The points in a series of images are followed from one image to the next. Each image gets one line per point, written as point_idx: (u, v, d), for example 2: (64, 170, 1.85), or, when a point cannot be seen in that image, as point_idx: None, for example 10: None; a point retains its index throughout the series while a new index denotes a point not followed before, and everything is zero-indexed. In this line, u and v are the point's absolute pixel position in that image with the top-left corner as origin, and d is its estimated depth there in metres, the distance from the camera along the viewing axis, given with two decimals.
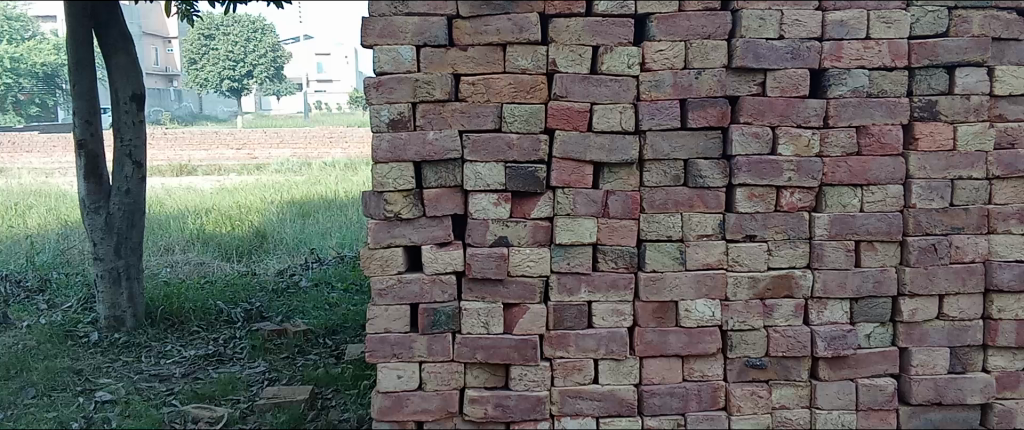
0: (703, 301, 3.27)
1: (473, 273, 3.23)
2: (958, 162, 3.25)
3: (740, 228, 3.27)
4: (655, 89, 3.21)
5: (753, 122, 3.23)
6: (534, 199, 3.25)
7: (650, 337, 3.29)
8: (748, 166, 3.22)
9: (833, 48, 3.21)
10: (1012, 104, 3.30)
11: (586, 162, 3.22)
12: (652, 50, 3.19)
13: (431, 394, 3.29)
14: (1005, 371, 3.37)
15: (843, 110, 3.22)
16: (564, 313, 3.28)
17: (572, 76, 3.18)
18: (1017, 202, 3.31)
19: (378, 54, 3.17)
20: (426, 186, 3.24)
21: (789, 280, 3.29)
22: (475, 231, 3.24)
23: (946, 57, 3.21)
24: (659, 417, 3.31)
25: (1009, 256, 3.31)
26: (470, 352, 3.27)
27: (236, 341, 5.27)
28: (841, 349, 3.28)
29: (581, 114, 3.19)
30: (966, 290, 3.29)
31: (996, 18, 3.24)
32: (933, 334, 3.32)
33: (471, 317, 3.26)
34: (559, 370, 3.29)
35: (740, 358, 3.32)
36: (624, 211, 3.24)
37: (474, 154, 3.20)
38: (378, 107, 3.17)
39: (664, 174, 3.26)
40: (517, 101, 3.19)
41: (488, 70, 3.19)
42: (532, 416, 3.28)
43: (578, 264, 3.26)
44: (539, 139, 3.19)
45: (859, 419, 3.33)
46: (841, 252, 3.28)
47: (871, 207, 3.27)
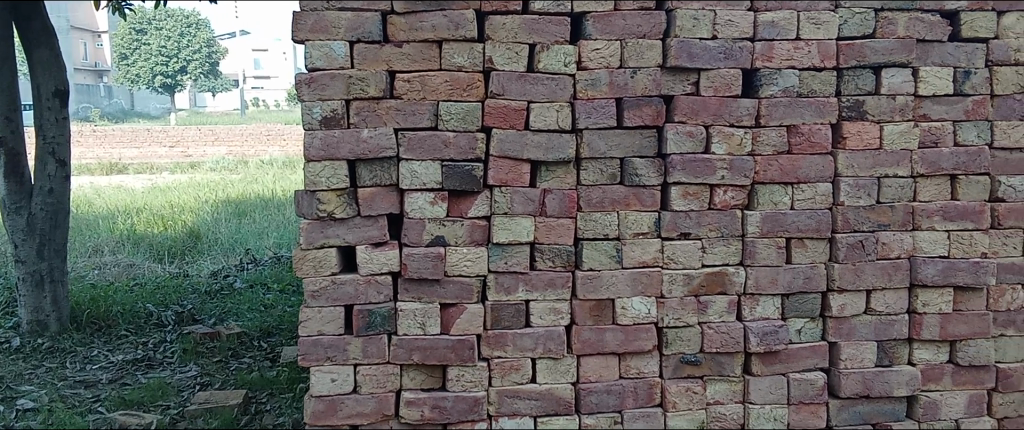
0: (639, 299, 3.29)
1: (409, 273, 3.18)
2: (884, 161, 3.34)
3: (675, 226, 3.29)
4: (591, 88, 3.21)
5: (687, 121, 3.26)
6: (471, 198, 3.22)
7: (587, 336, 3.29)
8: (682, 165, 3.25)
9: (764, 48, 3.26)
10: (936, 104, 3.37)
11: (523, 161, 3.21)
12: (588, 49, 3.20)
13: (366, 397, 3.23)
14: (929, 363, 3.45)
15: (774, 110, 3.28)
16: (502, 313, 3.25)
17: (508, 74, 3.15)
18: (939, 199, 3.40)
19: (309, 50, 3.09)
20: (360, 185, 3.17)
21: (722, 277, 3.33)
22: (410, 231, 3.19)
23: (873, 58, 3.29)
24: (596, 415, 3.31)
25: (933, 252, 3.39)
26: (406, 353, 3.22)
27: (166, 345, 5.10)
28: (772, 344, 3.33)
29: (518, 113, 3.17)
30: (892, 285, 3.37)
31: (921, 20, 3.32)
32: (860, 328, 3.40)
33: (407, 318, 3.22)
34: (496, 370, 3.26)
35: (676, 355, 3.35)
36: (561, 209, 3.24)
37: (410, 153, 3.15)
38: (310, 104, 3.10)
39: (600, 173, 3.26)
40: (453, 99, 3.16)
41: (424, 67, 3.15)
42: (470, 416, 3.25)
43: (515, 263, 3.24)
44: (476, 137, 3.17)
45: (791, 412, 3.39)
46: (773, 249, 3.34)
47: (802, 205, 3.34)
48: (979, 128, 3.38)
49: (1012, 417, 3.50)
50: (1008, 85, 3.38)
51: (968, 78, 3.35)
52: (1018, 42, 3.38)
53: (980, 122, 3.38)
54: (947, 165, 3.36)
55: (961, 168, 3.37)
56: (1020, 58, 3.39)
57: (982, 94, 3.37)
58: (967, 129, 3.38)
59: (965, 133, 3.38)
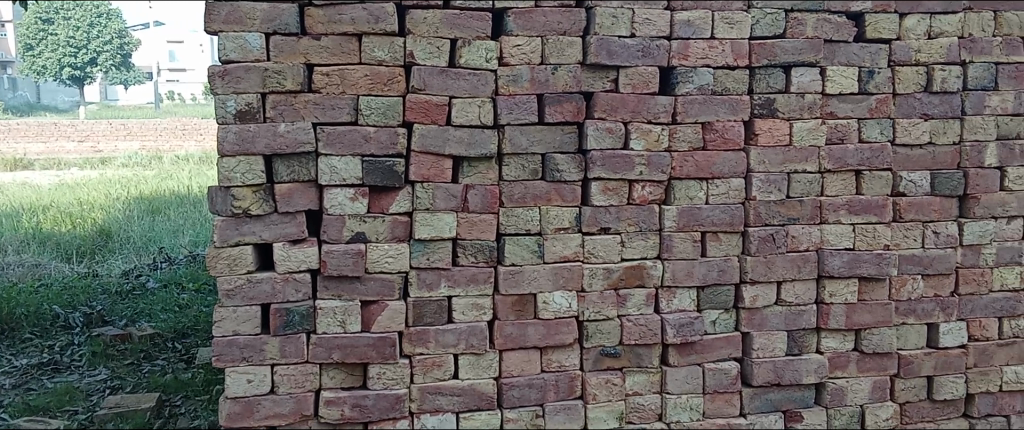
0: (561, 293, 3.32)
1: (328, 270, 3.13)
2: (794, 157, 3.45)
3: (596, 220, 3.34)
4: (513, 84, 3.22)
5: (607, 118, 3.31)
6: (392, 194, 3.19)
7: (509, 331, 3.30)
8: (603, 161, 3.29)
9: (681, 47, 3.34)
10: (842, 102, 3.50)
11: (445, 156, 3.19)
12: (509, 45, 3.21)
13: (283, 398, 3.16)
14: (836, 351, 3.58)
15: (690, 107, 3.36)
16: (424, 309, 3.23)
17: (430, 69, 3.14)
18: (846, 194, 3.53)
19: (223, 42, 3.02)
20: (277, 180, 3.11)
21: (640, 271, 3.39)
22: (330, 228, 3.14)
23: (784, 57, 3.40)
24: (517, 410, 3.32)
25: (839, 244, 3.52)
26: (326, 352, 3.17)
27: (74, 348, 4.88)
28: (688, 335, 3.41)
29: (440, 108, 3.16)
30: (801, 277, 3.50)
31: (828, 21, 3.45)
32: (772, 318, 3.51)
33: (326, 316, 3.16)
34: (417, 367, 3.24)
35: (596, 348, 3.39)
36: (483, 205, 3.24)
37: (328, 148, 3.10)
38: (223, 97, 3.02)
39: (522, 168, 3.28)
40: (374, 94, 3.12)
41: (343, 60, 3.10)
42: (391, 415, 3.22)
43: (437, 259, 3.23)
44: (397, 131, 3.13)
45: (706, 401, 3.48)
46: (689, 242, 3.42)
47: (716, 200, 3.43)
48: (882, 126, 3.53)
49: (914, 402, 3.65)
50: (909, 84, 3.54)
51: (872, 78, 3.50)
52: (918, 43, 3.54)
53: (882, 120, 3.53)
54: (852, 161, 3.50)
55: (865, 163, 3.52)
56: (921, 58, 3.54)
57: (885, 93, 3.52)
58: (871, 127, 3.53)
59: (869, 131, 3.53)
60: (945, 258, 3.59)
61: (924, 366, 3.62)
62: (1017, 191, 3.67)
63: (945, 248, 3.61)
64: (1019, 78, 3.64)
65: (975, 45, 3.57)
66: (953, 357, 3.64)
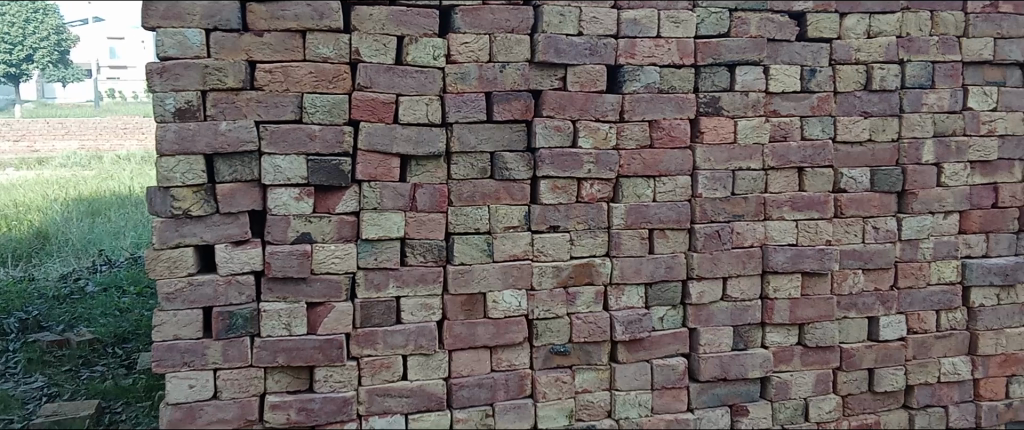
0: (510, 292, 3.31)
1: (273, 272, 3.07)
2: (738, 155, 3.50)
3: (545, 219, 3.33)
4: (460, 82, 3.20)
5: (555, 116, 3.30)
6: (338, 193, 3.13)
7: (458, 330, 3.28)
8: (551, 159, 3.28)
9: (628, 45, 3.36)
10: (785, 101, 3.56)
11: (392, 155, 3.15)
12: (457, 43, 3.19)
13: (226, 403, 3.09)
14: (781, 346, 3.64)
15: (638, 105, 3.38)
16: (372, 310, 3.19)
17: (376, 67, 3.10)
18: (789, 191, 3.60)
19: (161, 37, 2.93)
20: (218, 180, 3.03)
21: (589, 268, 3.40)
22: (275, 228, 3.08)
23: (728, 56, 3.45)
24: (467, 410, 3.30)
25: (783, 240, 3.58)
26: (271, 355, 3.10)
27: (8, 355, 4.71)
28: (637, 332, 3.43)
29: (387, 106, 3.12)
30: (746, 272, 3.55)
31: (771, 20, 3.51)
32: (718, 314, 3.55)
33: (271, 319, 3.09)
34: (365, 369, 3.20)
35: (546, 346, 3.39)
36: (432, 204, 3.20)
37: (272, 147, 3.03)
38: (162, 95, 2.93)
39: (471, 167, 3.26)
40: (319, 91, 3.06)
41: (286, 57, 3.04)
42: (338, 418, 3.17)
43: (385, 259, 3.18)
44: (342, 130, 3.09)
45: (654, 397, 3.50)
46: (637, 240, 3.44)
47: (663, 197, 3.45)
48: (824, 124, 3.60)
49: (856, 394, 3.73)
50: (849, 83, 3.62)
51: (813, 76, 3.57)
52: (857, 42, 3.62)
53: (824, 118, 3.60)
54: (795, 158, 3.57)
55: (807, 161, 3.58)
56: (860, 57, 3.62)
57: (826, 91, 3.59)
58: (813, 125, 3.59)
59: (811, 129, 3.59)
60: (884, 253, 3.68)
61: (865, 358, 3.70)
62: (953, 187, 3.76)
63: (884, 243, 3.70)
64: (954, 77, 3.73)
65: (913, 45, 3.66)
66: (893, 349, 3.73)
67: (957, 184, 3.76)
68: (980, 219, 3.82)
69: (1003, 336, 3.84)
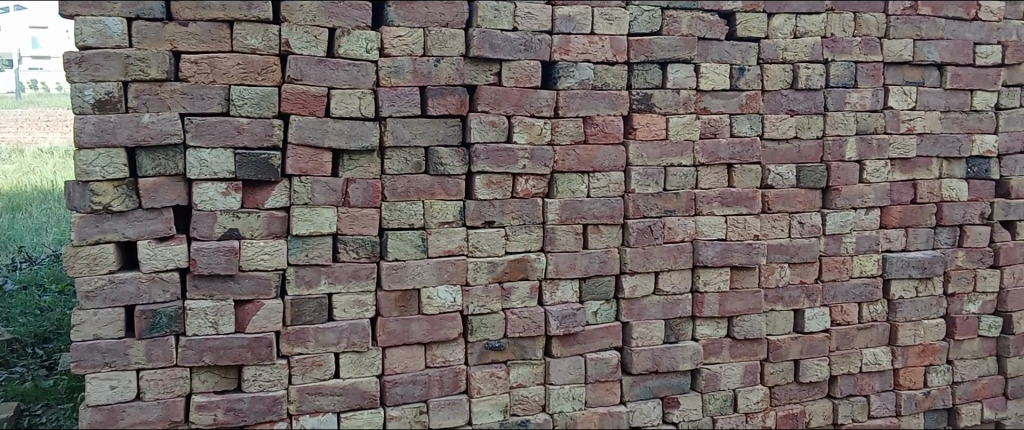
0: (445, 288, 3.29)
1: (198, 269, 2.98)
2: (670, 151, 3.55)
3: (479, 214, 3.32)
4: (394, 76, 3.16)
5: (490, 111, 3.30)
6: (267, 188, 3.06)
7: (391, 327, 3.24)
8: (486, 154, 3.27)
9: (562, 42, 3.37)
10: (715, 98, 3.63)
11: (324, 149, 3.10)
12: (390, 36, 3.15)
13: (150, 404, 3.00)
14: (711, 338, 3.72)
15: (572, 101, 3.40)
16: (303, 307, 3.13)
17: (306, 59, 3.04)
18: (718, 187, 3.66)
19: (79, 26, 2.83)
20: (141, 174, 2.94)
21: (524, 264, 3.40)
22: (201, 224, 2.99)
23: (660, 54, 3.50)
24: (400, 407, 3.27)
25: (713, 235, 3.65)
26: (197, 355, 3.02)
27: None
28: (571, 326, 3.45)
29: (318, 99, 3.06)
30: (677, 267, 3.61)
31: (701, 19, 3.57)
32: (650, 308, 3.60)
33: (197, 318, 3.01)
34: (296, 367, 3.13)
35: (480, 341, 3.38)
36: (364, 199, 3.16)
37: (197, 140, 2.94)
38: (81, 85, 2.84)
39: (405, 162, 3.22)
40: (247, 83, 2.99)
41: (213, 48, 2.95)
42: (268, 417, 3.10)
43: (317, 255, 3.13)
44: (272, 123, 3.01)
45: (588, 391, 3.53)
46: (571, 235, 3.45)
47: (597, 193, 3.48)
48: (752, 121, 3.68)
49: (782, 384, 3.83)
50: (776, 81, 3.70)
51: (742, 75, 3.65)
52: (784, 42, 3.71)
53: (752, 115, 3.68)
54: (725, 155, 3.63)
55: (736, 157, 3.65)
56: (787, 56, 3.71)
57: (754, 89, 3.67)
58: (741, 122, 3.67)
59: (739, 126, 3.67)
60: (809, 247, 3.78)
61: (791, 350, 3.80)
62: (875, 183, 3.88)
63: (809, 238, 3.80)
64: (876, 76, 3.85)
65: (837, 45, 3.76)
66: (817, 341, 3.84)
67: (878, 181, 3.88)
68: (899, 214, 3.94)
69: (921, 327, 3.99)
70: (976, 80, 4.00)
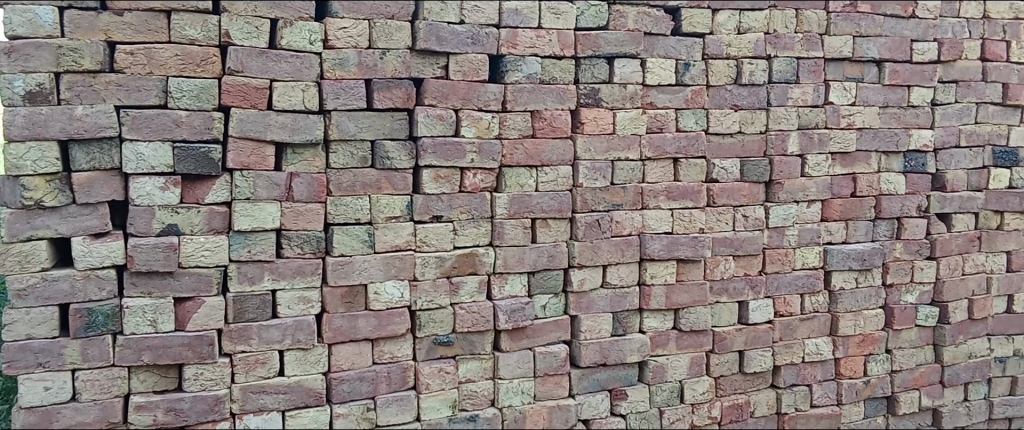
0: (392, 283, 3.26)
1: (135, 266, 2.89)
2: (617, 145, 3.57)
3: (427, 208, 3.29)
4: (338, 68, 3.12)
5: (437, 105, 3.27)
6: (207, 183, 2.99)
7: (337, 323, 3.19)
8: (433, 148, 3.25)
9: (509, 35, 3.36)
10: (661, 93, 3.66)
11: (266, 142, 3.04)
12: (334, 27, 3.10)
13: (86, 405, 2.91)
14: (658, 330, 3.75)
15: (520, 95, 3.39)
16: (246, 304, 3.06)
17: (247, 50, 2.97)
18: (665, 181, 3.70)
19: (9, 15, 2.75)
20: (74, 168, 2.84)
21: (472, 258, 3.38)
22: (138, 220, 2.90)
23: (607, 48, 3.51)
24: (347, 404, 3.23)
25: (659, 228, 3.68)
26: (135, 354, 2.93)
27: None
28: (519, 320, 3.45)
29: (260, 92, 3.00)
30: (625, 260, 3.63)
31: (647, 15, 3.60)
32: (598, 301, 3.62)
33: (134, 316, 2.92)
34: (239, 366, 3.07)
35: (429, 337, 3.35)
36: (309, 194, 3.11)
37: (134, 133, 2.86)
38: (10, 76, 2.75)
39: (351, 156, 3.18)
40: (185, 75, 2.91)
41: (149, 38, 2.88)
42: (210, 417, 3.03)
43: (260, 251, 3.06)
44: (212, 116, 2.94)
45: (537, 384, 3.53)
46: (519, 229, 3.44)
47: (546, 187, 3.48)
48: (697, 116, 3.72)
49: (727, 375, 3.89)
50: (720, 76, 3.75)
51: (687, 70, 3.68)
52: (728, 38, 3.76)
53: (697, 110, 3.72)
54: (670, 149, 3.67)
55: (682, 151, 3.69)
56: (731, 52, 3.76)
57: (699, 84, 3.72)
58: (687, 117, 3.71)
59: (684, 120, 3.70)
60: (753, 240, 3.84)
61: (735, 341, 3.86)
62: (816, 177, 3.96)
63: (753, 231, 3.86)
64: (817, 72, 3.92)
65: (779, 41, 3.83)
66: (761, 331, 3.90)
67: (819, 175, 3.96)
68: (840, 207, 4.03)
69: (861, 317, 4.09)
70: (913, 76, 4.10)
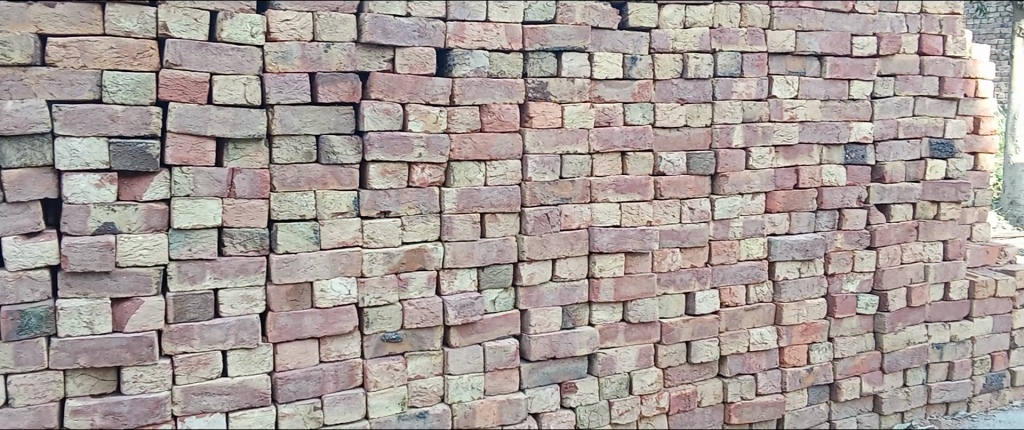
0: (339, 280, 3.21)
1: (70, 266, 2.80)
2: (566, 139, 3.58)
3: (374, 204, 3.25)
4: (281, 61, 3.05)
5: (383, 99, 3.23)
6: (145, 180, 2.90)
7: (283, 322, 3.14)
8: (380, 142, 3.21)
9: (456, 28, 3.34)
10: (608, 87, 3.67)
11: (206, 137, 2.96)
12: (276, 20, 3.03)
13: (20, 410, 2.83)
14: (607, 323, 3.77)
15: (467, 89, 3.37)
16: (187, 304, 2.99)
17: (186, 43, 2.89)
18: (613, 174, 3.72)
19: None
20: (5, 166, 2.76)
21: (421, 254, 3.36)
22: (72, 218, 2.81)
23: (554, 42, 3.52)
24: (293, 404, 3.17)
25: (607, 222, 3.70)
26: (71, 357, 2.84)
27: None
28: (468, 316, 3.43)
29: (200, 86, 2.92)
30: (574, 253, 3.64)
31: (595, 9, 3.61)
32: (548, 294, 3.62)
33: (69, 318, 2.83)
34: (180, 367, 2.99)
35: (377, 334, 3.32)
36: (251, 190, 3.05)
37: (67, 128, 2.77)
38: None
39: (295, 151, 3.12)
40: (121, 69, 2.82)
41: (83, 31, 2.79)
42: (150, 420, 2.95)
43: (201, 249, 2.99)
44: (149, 111, 2.86)
45: (487, 379, 3.52)
46: (468, 224, 3.43)
47: (494, 181, 3.46)
48: (644, 110, 3.75)
49: (675, 366, 3.93)
50: (666, 71, 3.78)
51: (635, 64, 3.71)
52: (674, 32, 3.79)
53: (644, 104, 3.75)
54: (618, 142, 3.69)
55: (629, 145, 3.72)
56: (677, 46, 3.79)
57: (646, 78, 3.74)
58: (634, 111, 3.73)
59: (632, 114, 3.73)
60: (699, 232, 3.89)
61: (683, 332, 3.91)
62: (760, 170, 4.03)
63: (699, 223, 3.91)
64: (761, 66, 3.98)
65: (724, 35, 3.88)
66: (707, 322, 3.96)
67: (763, 167, 4.03)
68: (783, 199, 4.11)
69: (804, 306, 4.17)
70: (853, 70, 4.20)
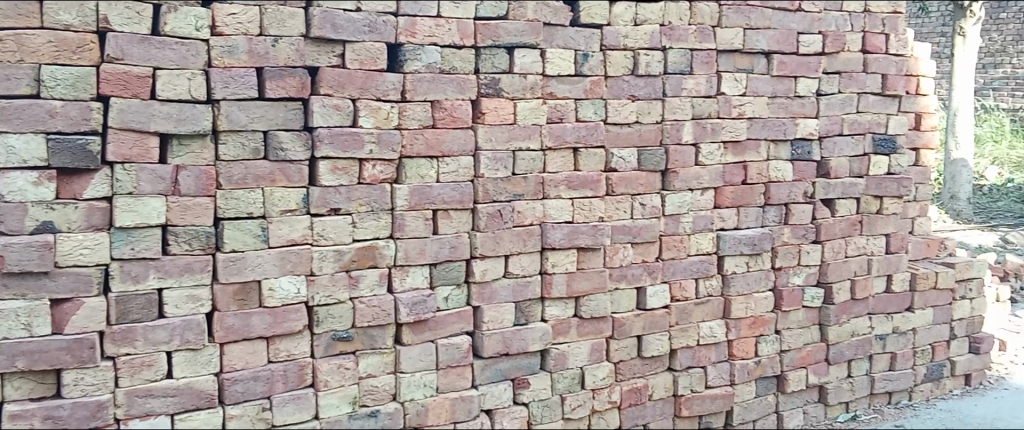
0: (288, 278, 3.16)
1: (7, 266, 2.73)
2: (518, 135, 3.58)
3: (324, 201, 3.21)
4: (227, 55, 2.99)
5: (333, 94, 3.19)
6: (85, 178, 2.83)
7: (230, 322, 3.08)
8: (330, 138, 3.17)
9: (407, 24, 3.31)
10: (560, 83, 3.68)
11: (149, 133, 2.89)
12: (222, 13, 2.98)
13: None
14: (559, 319, 3.79)
15: (418, 85, 3.35)
16: (130, 305, 2.91)
17: (128, 37, 2.82)
18: (565, 170, 3.73)
19: None
20: None
21: (372, 251, 3.33)
22: (8, 218, 2.74)
23: (506, 38, 3.51)
24: (240, 405, 3.11)
25: (560, 218, 3.71)
26: (8, 360, 2.78)
27: None
28: (420, 313, 3.41)
29: (142, 81, 2.85)
30: (526, 249, 3.64)
31: (546, 5, 3.61)
32: (501, 291, 3.62)
33: (6, 320, 2.77)
34: (123, 369, 2.92)
35: (327, 333, 3.28)
36: (196, 187, 2.98)
37: (3, 125, 2.72)
38: None
39: (242, 147, 3.06)
40: (60, 62, 2.76)
41: (19, 23, 2.72)
42: (92, 424, 2.87)
43: (144, 248, 2.91)
44: (89, 106, 2.79)
45: (439, 377, 3.50)
46: (420, 221, 3.40)
47: (446, 177, 3.45)
48: (596, 106, 3.77)
49: (627, 360, 3.97)
50: (617, 67, 3.81)
51: (586, 60, 3.72)
52: (625, 29, 3.81)
53: (596, 100, 3.77)
54: (570, 138, 3.70)
55: (581, 141, 3.73)
56: (628, 43, 3.82)
57: (597, 75, 3.76)
58: (586, 107, 3.75)
59: (584, 111, 3.74)
60: (650, 227, 3.93)
61: (634, 326, 3.94)
62: (709, 166, 4.08)
63: (650, 219, 3.95)
64: (710, 64, 4.04)
65: (674, 33, 3.92)
66: (659, 317, 4.00)
67: (712, 163, 4.09)
68: (731, 194, 4.17)
69: (752, 300, 4.25)
70: (799, 67, 4.28)
